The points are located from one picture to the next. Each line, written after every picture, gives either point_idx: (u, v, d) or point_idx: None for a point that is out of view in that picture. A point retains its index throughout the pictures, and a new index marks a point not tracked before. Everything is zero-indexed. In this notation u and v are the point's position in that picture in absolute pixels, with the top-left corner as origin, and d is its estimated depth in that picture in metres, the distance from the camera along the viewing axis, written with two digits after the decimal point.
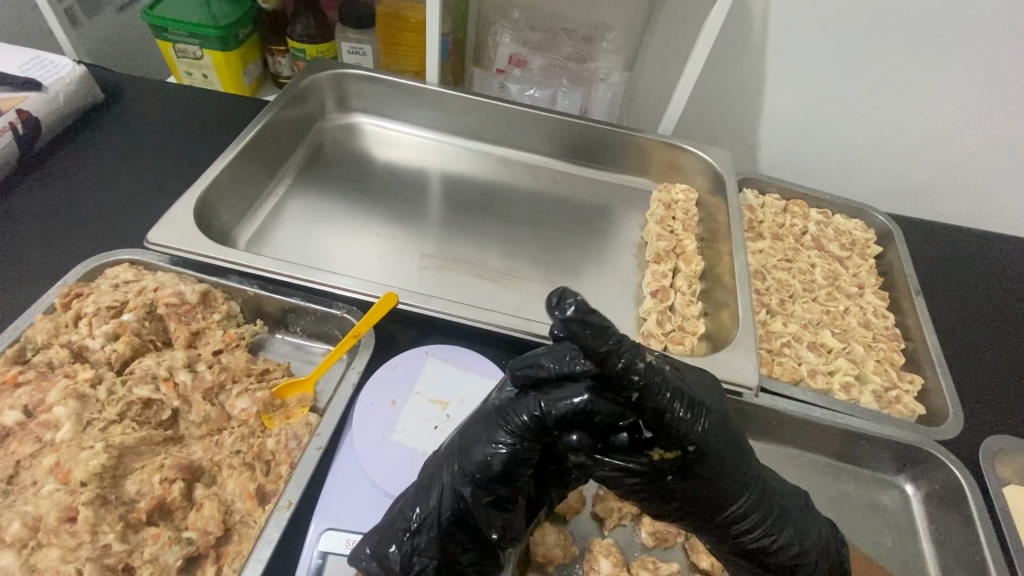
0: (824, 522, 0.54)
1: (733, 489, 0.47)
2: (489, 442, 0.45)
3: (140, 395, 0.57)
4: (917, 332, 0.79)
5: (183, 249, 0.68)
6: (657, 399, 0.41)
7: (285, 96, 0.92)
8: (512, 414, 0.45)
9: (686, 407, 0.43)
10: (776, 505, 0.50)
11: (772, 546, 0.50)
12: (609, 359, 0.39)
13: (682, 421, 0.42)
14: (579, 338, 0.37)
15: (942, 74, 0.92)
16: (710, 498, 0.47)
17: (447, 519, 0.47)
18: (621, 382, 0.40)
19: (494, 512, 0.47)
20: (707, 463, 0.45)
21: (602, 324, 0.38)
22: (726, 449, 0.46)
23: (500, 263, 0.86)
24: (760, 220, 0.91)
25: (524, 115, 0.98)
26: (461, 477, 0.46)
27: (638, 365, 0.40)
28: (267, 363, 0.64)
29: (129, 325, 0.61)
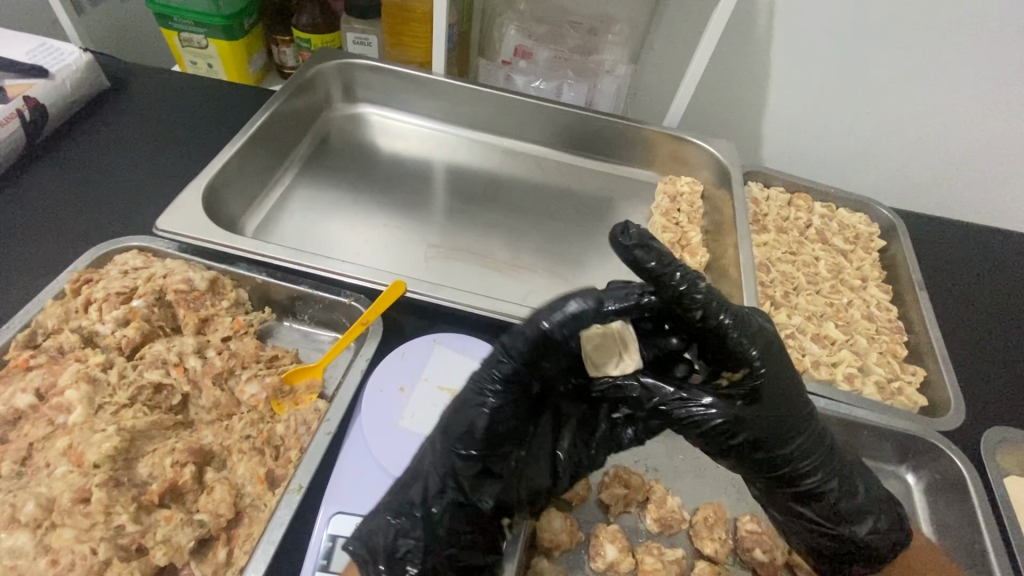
0: (859, 481, 0.54)
1: (792, 420, 0.48)
2: (469, 409, 0.48)
3: (150, 379, 0.58)
4: (919, 325, 0.79)
5: (190, 236, 0.68)
6: (718, 319, 0.46)
7: (291, 85, 0.92)
8: (493, 377, 0.47)
9: (745, 330, 0.46)
10: (820, 448, 0.51)
11: (825, 490, 0.51)
12: (672, 279, 0.46)
13: (743, 342, 0.46)
14: (641, 255, 0.46)
15: (949, 69, 0.92)
16: (771, 434, 0.47)
17: (433, 500, 0.49)
18: (686, 301, 0.46)
19: (485, 478, 0.49)
20: (768, 390, 0.47)
21: (661, 250, 0.46)
22: (782, 377, 0.47)
23: (506, 253, 0.86)
24: (765, 213, 0.92)
25: (531, 107, 0.98)
26: (445, 450, 0.49)
27: (700, 287, 0.46)
28: (276, 350, 0.64)
29: (138, 312, 0.61)
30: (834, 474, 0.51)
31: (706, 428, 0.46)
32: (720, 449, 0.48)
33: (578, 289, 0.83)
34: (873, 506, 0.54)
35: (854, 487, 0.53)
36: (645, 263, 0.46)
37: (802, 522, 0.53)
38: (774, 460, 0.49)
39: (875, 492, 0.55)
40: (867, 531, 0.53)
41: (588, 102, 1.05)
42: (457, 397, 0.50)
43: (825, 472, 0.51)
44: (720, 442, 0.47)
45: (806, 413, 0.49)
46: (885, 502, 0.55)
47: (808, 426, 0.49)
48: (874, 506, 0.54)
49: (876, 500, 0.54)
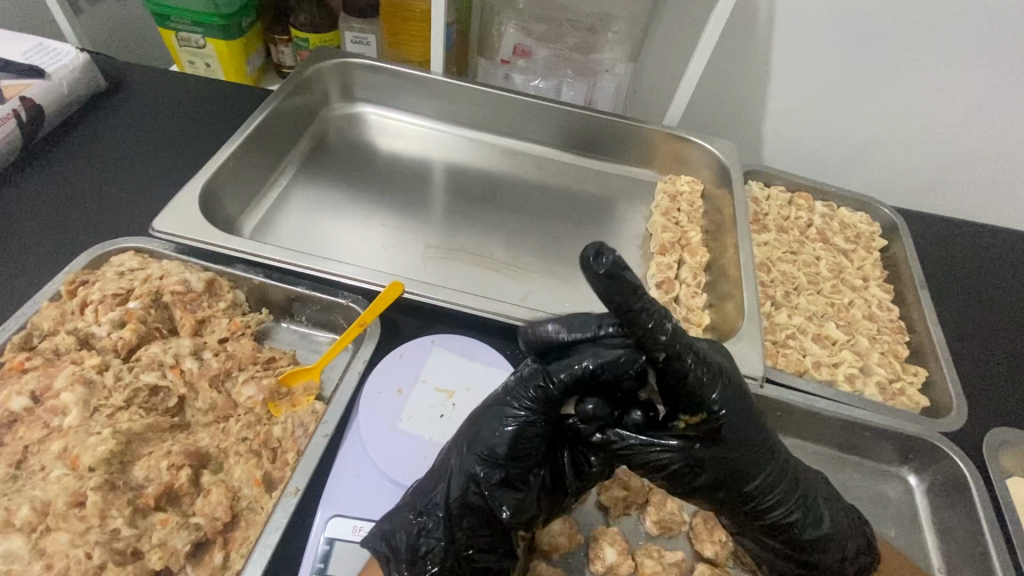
0: (826, 511, 0.53)
1: (753, 458, 0.48)
2: (500, 419, 0.47)
3: (146, 381, 0.57)
4: (921, 325, 0.79)
5: (186, 237, 0.67)
6: (681, 363, 0.43)
7: (288, 85, 0.91)
8: (522, 390, 0.47)
9: (707, 371, 0.44)
10: (786, 481, 0.51)
11: (792, 520, 0.51)
12: (640, 319, 0.41)
13: (703, 385, 0.44)
14: (610, 288, 0.40)
15: (952, 66, 0.91)
16: (728, 473, 0.48)
17: (457, 504, 0.48)
18: (650, 343, 0.42)
19: (506, 491, 0.47)
20: (729, 430, 0.46)
21: (635, 281, 0.40)
22: (744, 419, 0.47)
23: (505, 253, 0.86)
24: (765, 212, 0.91)
25: (530, 106, 0.98)
26: (470, 456, 0.47)
27: (667, 327, 0.42)
28: (273, 351, 0.64)
29: (135, 313, 0.61)
30: (800, 506, 0.51)
31: (667, 470, 0.47)
32: (683, 487, 0.49)
33: (577, 289, 0.82)
34: (839, 535, 0.53)
35: (821, 514, 0.53)
36: (614, 296, 0.40)
37: (769, 550, 0.54)
38: (736, 494, 0.49)
39: (844, 519, 0.54)
40: (831, 558, 0.53)
41: (588, 101, 1.05)
42: (484, 408, 0.49)
43: (791, 502, 0.51)
44: (682, 481, 0.48)
45: (768, 449, 0.49)
46: (852, 532, 0.54)
47: (771, 462, 0.49)
48: (839, 533, 0.53)
49: (845, 530, 0.54)
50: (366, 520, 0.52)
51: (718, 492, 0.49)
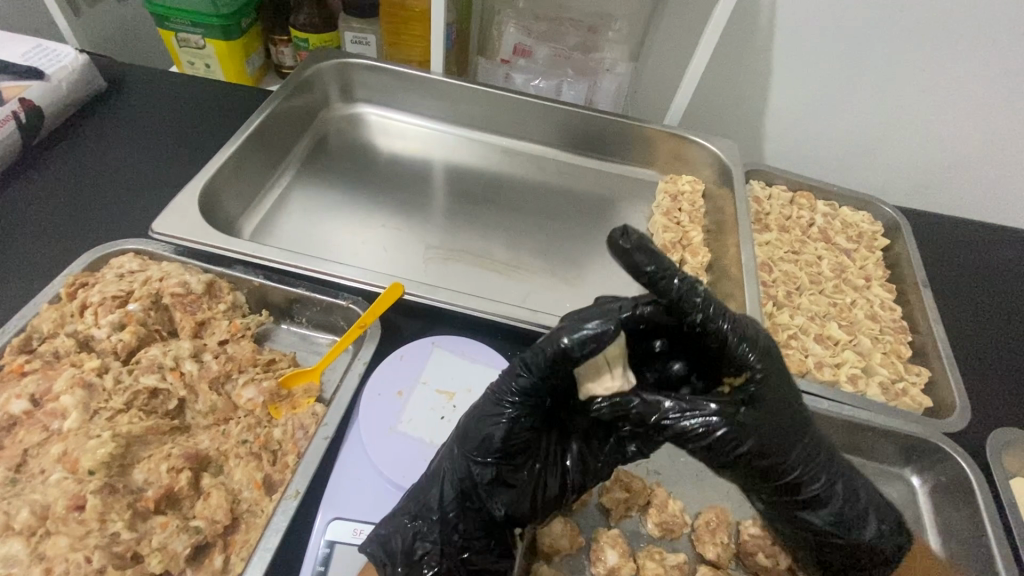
0: (858, 488, 0.53)
1: (794, 424, 0.48)
2: (490, 416, 0.47)
3: (146, 384, 0.57)
4: (924, 325, 0.78)
5: (186, 239, 0.67)
6: (718, 326, 0.46)
7: (288, 85, 0.91)
8: (506, 390, 0.46)
9: (746, 333, 0.46)
10: (822, 453, 0.51)
11: (829, 493, 0.51)
12: (670, 285, 0.45)
13: (743, 346, 0.46)
14: (642, 261, 0.45)
15: (954, 65, 0.90)
16: (772, 441, 0.47)
17: (450, 506, 0.48)
18: (687, 306, 0.46)
19: (499, 489, 0.48)
20: (769, 393, 0.46)
21: (661, 255, 0.45)
22: (782, 383, 0.48)
23: (506, 254, 0.85)
24: (767, 212, 0.91)
25: (531, 105, 0.97)
26: (462, 457, 0.47)
27: (700, 291, 0.46)
28: (273, 353, 0.64)
29: (134, 315, 0.61)
30: (837, 480, 0.51)
31: (713, 440, 0.45)
32: (726, 462, 0.47)
33: (578, 289, 0.82)
34: (872, 509, 0.53)
35: (857, 487, 0.53)
36: (644, 267, 0.45)
37: (805, 528, 0.53)
38: (780, 465, 0.48)
39: (875, 496, 0.54)
40: (871, 535, 0.53)
41: (589, 101, 1.04)
42: (475, 407, 0.48)
43: (829, 475, 0.51)
44: (724, 453, 0.46)
45: (805, 414, 0.49)
46: (880, 513, 0.54)
47: (808, 430, 0.50)
48: (873, 507, 0.54)
49: (875, 511, 0.54)
50: (367, 523, 0.52)
51: (760, 464, 0.47)
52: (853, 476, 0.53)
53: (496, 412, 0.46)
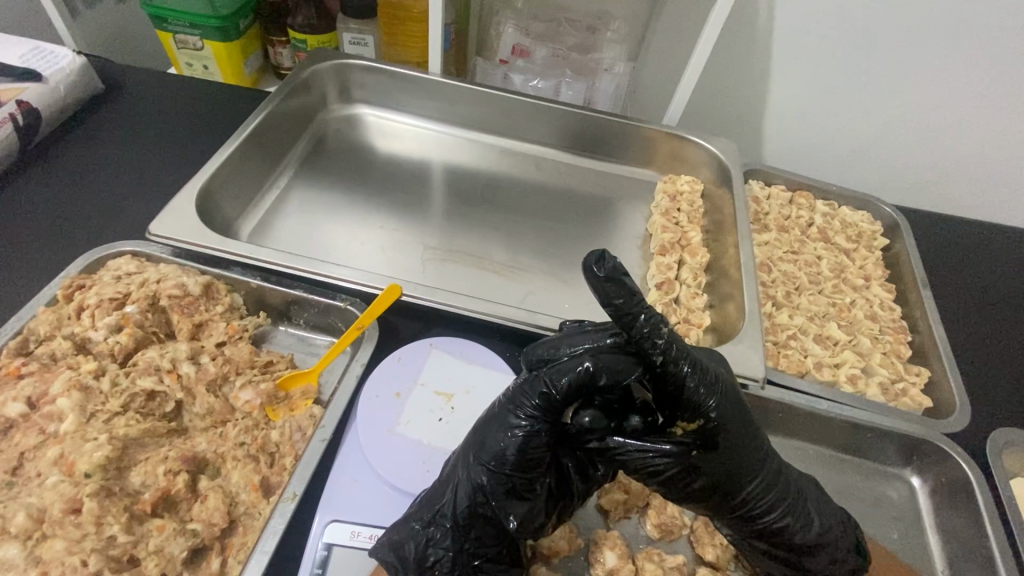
0: (813, 510, 0.53)
1: (749, 463, 0.48)
2: (504, 426, 0.47)
3: (143, 386, 0.57)
4: (924, 325, 0.78)
5: (182, 240, 0.67)
6: (678, 369, 0.43)
7: (286, 87, 0.91)
8: (523, 398, 0.46)
9: (704, 379, 0.44)
10: (779, 487, 0.50)
11: (783, 524, 0.51)
12: (637, 322, 0.42)
13: (701, 393, 0.44)
14: (609, 294, 0.40)
15: (954, 63, 0.90)
16: (722, 481, 0.47)
17: (463, 513, 0.47)
18: (647, 347, 0.42)
19: (512, 499, 0.46)
20: (724, 437, 0.46)
21: (633, 286, 0.41)
22: (740, 424, 0.46)
23: (504, 255, 0.85)
24: (766, 211, 0.90)
25: (530, 106, 0.97)
26: (476, 464, 0.47)
27: (663, 332, 0.42)
28: (271, 355, 0.64)
29: (131, 318, 0.61)
30: (793, 511, 0.51)
31: (663, 477, 0.46)
32: (679, 493, 0.48)
33: (576, 290, 0.82)
34: (831, 537, 0.53)
35: (816, 518, 0.52)
36: (613, 300, 0.40)
37: (754, 550, 0.54)
38: (730, 500, 0.49)
39: (837, 516, 0.54)
40: (836, 554, 0.53)
41: (587, 101, 1.04)
42: (488, 416, 0.48)
43: (785, 507, 0.51)
44: (677, 486, 0.48)
45: (761, 451, 0.49)
46: (843, 534, 0.54)
47: (763, 466, 0.49)
48: (832, 534, 0.53)
49: (838, 534, 0.53)
50: (365, 525, 0.52)
51: (711, 497, 0.49)
52: (808, 497, 0.53)
53: (511, 421, 0.46)
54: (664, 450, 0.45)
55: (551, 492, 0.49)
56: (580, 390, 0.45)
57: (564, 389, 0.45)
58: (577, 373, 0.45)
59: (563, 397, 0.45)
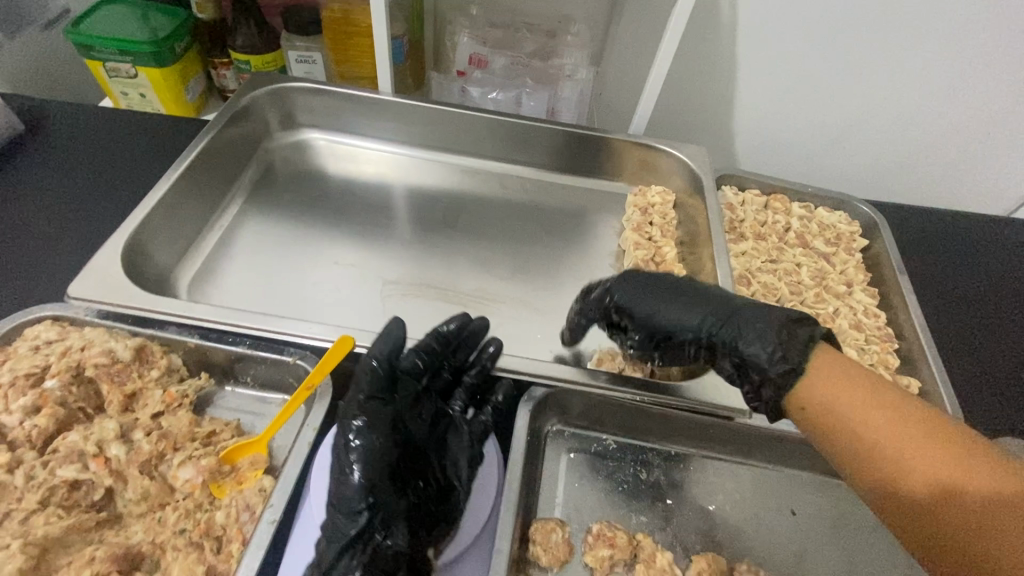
0: (762, 336, 0.51)
1: (670, 314, 0.57)
2: (346, 467, 0.49)
3: (64, 477, 0.50)
4: (909, 330, 0.75)
5: (108, 302, 0.60)
6: (462, 352, 0.62)
7: (221, 117, 0.84)
8: (348, 433, 0.50)
9: (597, 299, 0.63)
10: (699, 317, 0.56)
11: (747, 351, 0.52)
12: (406, 359, 0.57)
13: (595, 306, 0.63)
14: (428, 348, 0.58)
15: (920, 55, 0.88)
16: (653, 328, 0.58)
17: (344, 561, 0.46)
18: (432, 358, 0.58)
19: (394, 524, 0.48)
20: (632, 309, 0.60)
21: (417, 344, 0.58)
22: (634, 293, 0.60)
23: (472, 285, 0.80)
24: (741, 219, 0.87)
25: (489, 121, 0.92)
26: (344, 510, 0.48)
27: (433, 344, 0.59)
28: (214, 424, 0.58)
29: (52, 395, 0.54)
30: (760, 346, 0.51)
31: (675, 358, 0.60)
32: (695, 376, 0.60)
33: (549, 319, 0.77)
34: (776, 342, 0.50)
35: (744, 336, 0.52)
36: (416, 359, 0.57)
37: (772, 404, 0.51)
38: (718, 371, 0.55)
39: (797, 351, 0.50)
40: (791, 362, 0.49)
41: (551, 110, 0.99)
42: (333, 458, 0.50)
43: (724, 331, 0.54)
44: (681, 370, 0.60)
45: (680, 302, 0.57)
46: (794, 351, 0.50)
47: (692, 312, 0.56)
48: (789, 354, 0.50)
49: (795, 355, 0.50)
50: None
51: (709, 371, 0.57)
52: (755, 325, 0.52)
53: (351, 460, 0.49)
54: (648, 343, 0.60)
55: (433, 503, 0.52)
56: (389, 384, 0.52)
57: (370, 392, 0.51)
58: (372, 372, 0.52)
59: (376, 397, 0.51)
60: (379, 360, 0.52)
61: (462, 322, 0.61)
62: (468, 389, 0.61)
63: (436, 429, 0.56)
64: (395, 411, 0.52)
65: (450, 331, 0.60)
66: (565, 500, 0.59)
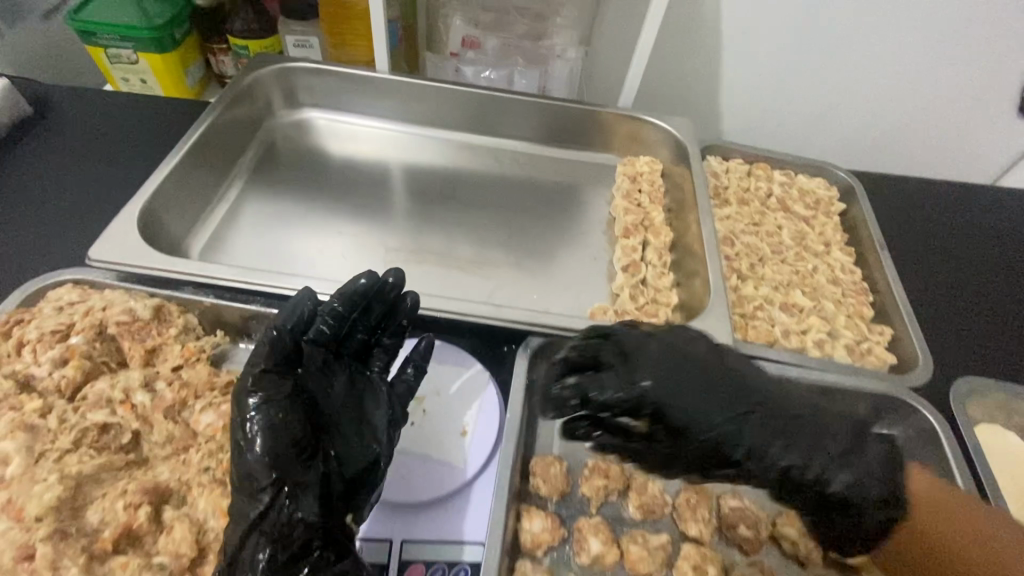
0: (850, 457, 0.46)
1: (719, 418, 0.44)
2: (245, 445, 0.48)
3: (95, 420, 0.54)
4: (883, 284, 0.80)
5: (129, 264, 0.64)
6: (378, 313, 0.62)
7: (226, 95, 0.87)
8: (244, 411, 0.48)
9: (606, 385, 0.43)
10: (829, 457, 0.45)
11: (833, 476, 0.45)
12: (316, 325, 0.57)
13: (610, 386, 0.43)
14: (341, 312, 0.58)
15: (892, 28, 0.93)
16: (694, 436, 0.44)
17: (251, 540, 0.46)
18: (342, 322, 0.58)
19: (301, 496, 0.48)
20: (671, 412, 0.43)
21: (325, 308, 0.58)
22: (671, 385, 0.44)
23: (471, 251, 0.84)
24: (725, 186, 0.91)
25: (483, 98, 0.96)
26: (247, 486, 0.47)
27: (338, 307, 0.58)
28: (232, 375, 0.61)
29: (77, 349, 0.58)
30: (844, 465, 0.45)
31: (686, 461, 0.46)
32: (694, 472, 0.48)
33: (544, 281, 0.82)
34: (864, 464, 0.46)
35: (840, 468, 0.45)
36: (323, 325, 0.57)
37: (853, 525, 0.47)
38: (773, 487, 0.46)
39: (877, 462, 0.46)
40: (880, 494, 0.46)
41: (541, 88, 1.04)
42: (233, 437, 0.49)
43: (813, 466, 0.45)
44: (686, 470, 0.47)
45: (725, 403, 0.45)
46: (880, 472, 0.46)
47: (748, 417, 0.45)
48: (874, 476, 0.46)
49: (881, 477, 0.46)
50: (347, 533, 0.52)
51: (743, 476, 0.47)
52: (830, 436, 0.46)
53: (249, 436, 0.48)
54: (666, 443, 0.45)
55: (347, 470, 0.52)
56: (288, 355, 0.52)
57: (267, 366, 0.50)
58: (267, 346, 0.51)
59: (272, 370, 0.50)
60: (277, 331, 0.51)
61: (373, 278, 0.60)
62: (385, 349, 0.62)
63: (353, 392, 0.56)
64: (295, 382, 0.52)
65: (363, 288, 0.59)
66: (563, 439, 0.63)
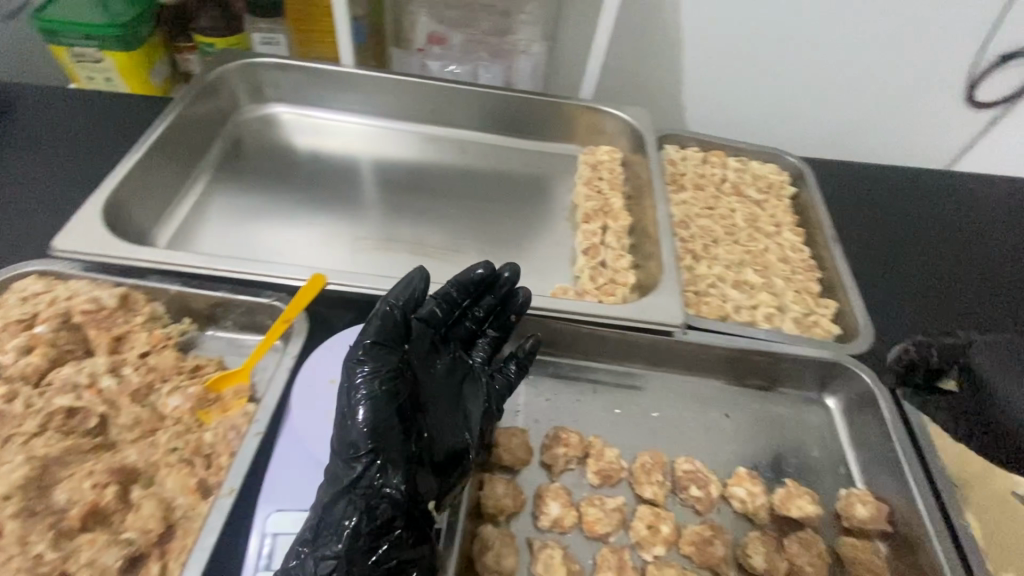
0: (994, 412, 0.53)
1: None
2: (351, 415, 0.49)
3: (61, 404, 0.55)
4: (829, 262, 0.85)
5: (94, 254, 0.64)
6: (483, 302, 0.63)
7: (191, 90, 0.88)
8: (351, 381, 0.50)
9: None
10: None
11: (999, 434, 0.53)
12: (427, 307, 0.58)
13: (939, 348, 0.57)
14: (449, 299, 0.59)
15: (835, 22, 0.98)
16: None
17: (342, 507, 0.48)
18: (448, 309, 0.59)
19: (393, 470, 0.49)
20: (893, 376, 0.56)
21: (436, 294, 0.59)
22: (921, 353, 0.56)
23: (437, 239, 0.86)
24: (682, 172, 0.95)
25: (448, 91, 0.98)
26: (345, 455, 0.49)
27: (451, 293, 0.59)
28: (198, 360, 0.63)
29: (43, 337, 0.59)
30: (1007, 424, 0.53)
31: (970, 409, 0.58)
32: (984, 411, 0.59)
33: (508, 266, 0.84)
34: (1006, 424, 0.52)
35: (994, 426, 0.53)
36: (433, 310, 0.58)
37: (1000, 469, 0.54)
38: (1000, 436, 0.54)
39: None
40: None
41: (507, 82, 1.06)
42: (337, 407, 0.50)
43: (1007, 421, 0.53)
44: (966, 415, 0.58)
45: None
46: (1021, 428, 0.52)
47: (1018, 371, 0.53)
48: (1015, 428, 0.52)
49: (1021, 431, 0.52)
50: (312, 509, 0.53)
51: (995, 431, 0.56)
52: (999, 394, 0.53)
53: (352, 407, 0.49)
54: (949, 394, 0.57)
55: (440, 454, 0.53)
56: (399, 333, 0.52)
57: (375, 339, 0.51)
58: (382, 318, 0.52)
59: (380, 345, 0.51)
60: (394, 308, 0.52)
61: (486, 268, 0.60)
62: (491, 340, 0.63)
63: (455, 376, 0.58)
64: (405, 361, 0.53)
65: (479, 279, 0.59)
66: (525, 412, 0.66)
